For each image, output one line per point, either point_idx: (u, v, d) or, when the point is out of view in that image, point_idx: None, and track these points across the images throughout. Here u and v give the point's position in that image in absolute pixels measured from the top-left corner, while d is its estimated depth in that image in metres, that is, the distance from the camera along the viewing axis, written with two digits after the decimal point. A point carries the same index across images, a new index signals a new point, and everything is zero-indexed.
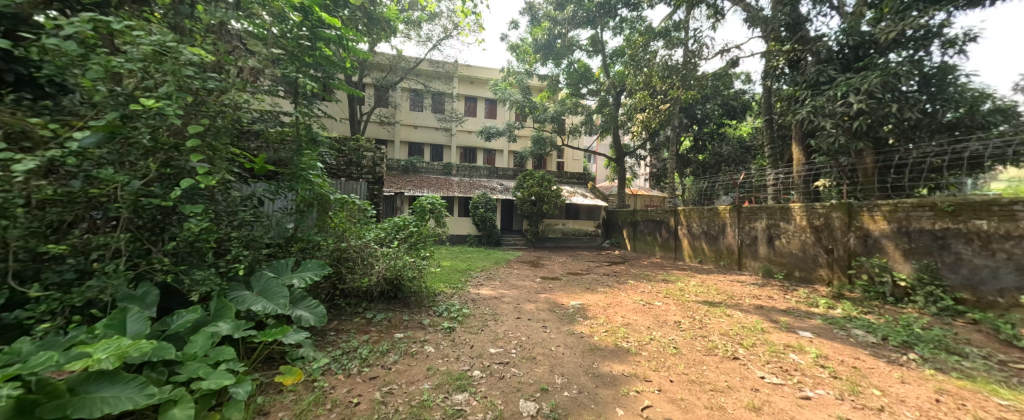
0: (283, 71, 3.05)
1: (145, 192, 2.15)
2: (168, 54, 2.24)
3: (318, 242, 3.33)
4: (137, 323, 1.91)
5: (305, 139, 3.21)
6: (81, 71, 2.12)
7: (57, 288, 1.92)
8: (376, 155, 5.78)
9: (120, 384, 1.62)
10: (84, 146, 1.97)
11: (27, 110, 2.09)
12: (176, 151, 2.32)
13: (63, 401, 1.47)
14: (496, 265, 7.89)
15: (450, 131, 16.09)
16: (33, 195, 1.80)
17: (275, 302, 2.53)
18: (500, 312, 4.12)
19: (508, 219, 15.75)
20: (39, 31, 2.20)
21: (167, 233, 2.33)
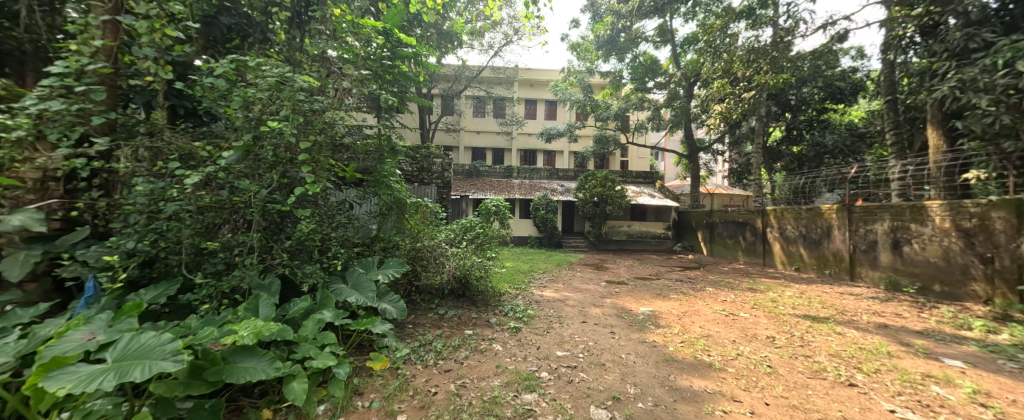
0: (369, 89, 3.41)
1: (270, 199, 2.59)
2: (287, 83, 2.67)
3: (397, 242, 3.65)
4: (267, 307, 2.30)
5: (387, 149, 3.55)
6: (226, 102, 2.64)
7: (212, 276, 2.42)
8: (444, 161, 6.17)
9: (256, 357, 1.97)
10: (229, 163, 2.46)
11: (192, 136, 2.67)
12: (291, 164, 2.75)
13: (220, 368, 1.85)
14: (559, 267, 7.84)
15: (511, 135, 16.46)
16: (196, 203, 2.32)
17: (365, 295, 2.85)
18: (565, 315, 4.08)
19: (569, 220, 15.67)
20: (199, 73, 2.79)
21: (284, 233, 2.77)
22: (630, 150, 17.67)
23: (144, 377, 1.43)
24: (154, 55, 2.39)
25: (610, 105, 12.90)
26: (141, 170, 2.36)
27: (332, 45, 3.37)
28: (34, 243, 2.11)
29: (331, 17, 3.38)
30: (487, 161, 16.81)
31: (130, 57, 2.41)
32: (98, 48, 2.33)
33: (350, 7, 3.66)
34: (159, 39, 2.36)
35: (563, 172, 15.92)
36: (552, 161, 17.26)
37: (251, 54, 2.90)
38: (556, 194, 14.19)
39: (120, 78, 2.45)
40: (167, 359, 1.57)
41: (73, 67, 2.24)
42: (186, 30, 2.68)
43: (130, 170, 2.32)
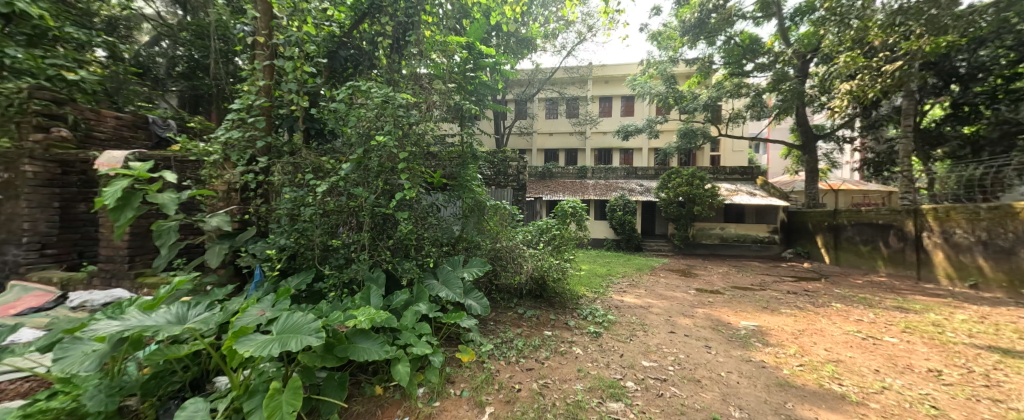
0: (454, 101, 3.68)
1: (376, 203, 2.96)
2: (390, 102, 3.03)
3: (478, 243, 3.81)
4: (377, 297, 2.66)
5: (469, 155, 3.78)
6: (344, 122, 3.12)
7: (335, 268, 2.89)
8: (521, 164, 6.33)
9: (371, 340, 2.30)
10: (347, 173, 2.90)
11: (320, 152, 3.23)
12: (391, 173, 3.09)
13: (345, 346, 2.21)
14: (638, 272, 7.38)
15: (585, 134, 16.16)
16: (325, 207, 2.81)
17: (454, 291, 3.08)
18: (650, 323, 3.82)
19: (650, 222, 14.73)
20: (325, 100, 3.38)
21: (386, 233, 3.13)
22: (723, 144, 15.77)
23: (298, 348, 1.79)
24: (297, 88, 2.98)
25: (698, 95, 11.70)
26: (287, 181, 2.94)
27: (427, 62, 3.69)
28: (224, 238, 2.82)
29: (424, 39, 3.74)
30: (560, 162, 16.87)
31: (282, 92, 3.06)
32: (261, 87, 3.00)
33: (438, 26, 4.01)
34: (299, 75, 2.94)
35: (640, 170, 14.97)
36: (629, 160, 16.41)
37: (362, 79, 3.38)
38: (634, 194, 13.40)
39: (274, 108, 3.11)
40: (312, 335, 1.93)
41: (246, 104, 2.93)
42: (317, 65, 3.26)
43: (280, 182, 2.92)
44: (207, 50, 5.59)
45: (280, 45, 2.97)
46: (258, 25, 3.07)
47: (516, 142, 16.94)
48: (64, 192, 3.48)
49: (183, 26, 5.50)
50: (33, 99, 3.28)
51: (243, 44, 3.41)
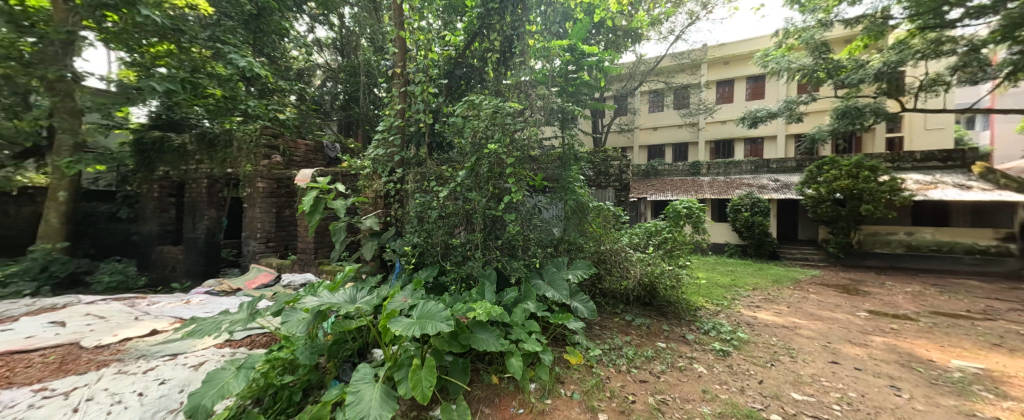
0: (555, 102, 3.69)
1: (488, 206, 3.18)
2: (500, 112, 3.20)
3: (581, 245, 3.66)
4: (491, 293, 2.87)
5: (572, 157, 3.69)
6: (460, 134, 3.47)
7: (454, 264, 3.23)
8: (624, 163, 5.96)
9: (488, 332, 2.49)
10: (462, 180, 3.19)
11: (441, 162, 3.63)
12: (499, 178, 3.29)
13: (466, 335, 2.45)
14: (775, 284, 6.16)
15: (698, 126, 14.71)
16: (447, 210, 3.19)
17: (560, 292, 3.08)
18: (798, 348, 3.14)
19: (792, 224, 12.81)
20: (445, 116, 3.81)
21: (496, 234, 3.34)
22: (907, 121, 12.38)
23: (432, 332, 2.07)
24: (423, 108, 3.48)
25: (867, 63, 9.15)
26: (417, 188, 3.42)
27: (530, 68, 3.75)
28: (373, 236, 3.45)
29: (527, 48, 3.76)
30: (666, 158, 15.74)
31: (413, 112, 3.59)
32: (399, 111, 3.58)
33: (541, 33, 4.06)
34: (425, 96, 3.42)
35: (774, 162, 12.55)
36: (757, 152, 14.29)
37: (473, 94, 3.67)
38: (766, 193, 11.22)
39: (407, 127, 3.65)
40: (442, 322, 2.20)
41: (387, 125, 3.57)
42: (439, 86, 3.71)
43: (412, 188, 3.41)
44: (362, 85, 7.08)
45: (414, 74, 3.49)
46: (396, 59, 3.69)
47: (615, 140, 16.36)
48: (278, 200, 4.81)
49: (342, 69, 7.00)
50: (263, 135, 4.67)
51: (384, 76, 4.12)
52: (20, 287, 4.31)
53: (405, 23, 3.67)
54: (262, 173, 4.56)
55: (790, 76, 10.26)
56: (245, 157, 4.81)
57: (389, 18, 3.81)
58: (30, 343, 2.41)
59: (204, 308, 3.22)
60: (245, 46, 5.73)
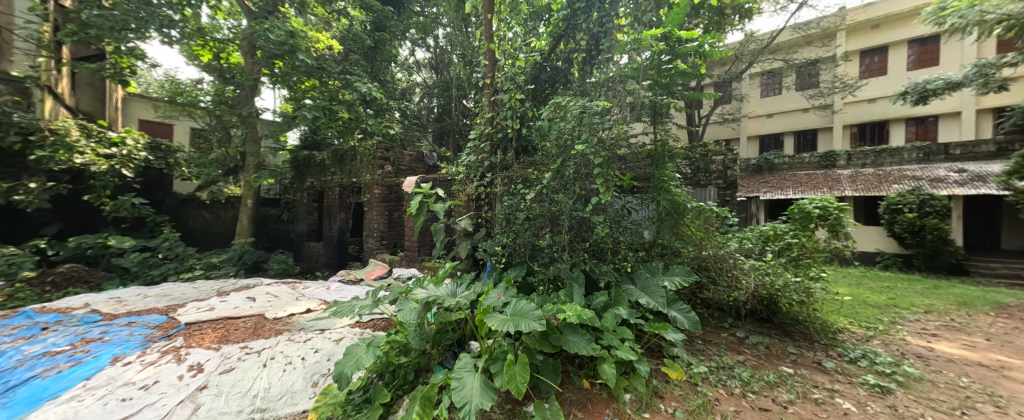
0: (649, 97, 3.19)
1: (574, 208, 3.10)
2: (587, 112, 3.00)
3: (678, 249, 3.30)
4: (579, 296, 2.79)
5: (665, 154, 3.28)
6: (546, 136, 3.44)
7: (541, 265, 3.27)
8: (728, 157, 5.09)
9: (578, 335, 2.45)
10: (548, 182, 3.15)
11: (528, 164, 3.69)
12: (586, 179, 3.16)
13: (557, 335, 2.45)
14: (963, 308, 4.63)
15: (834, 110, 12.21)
16: (534, 212, 3.23)
17: (655, 299, 2.79)
18: (1009, 397, 2.30)
19: (990, 231, 10.03)
20: (532, 120, 3.89)
21: (584, 236, 3.23)
22: None
23: (526, 330, 2.14)
24: (511, 114, 3.60)
25: None
26: (506, 191, 3.56)
27: (617, 65, 3.40)
28: (467, 237, 3.70)
29: (615, 43, 3.55)
30: (784, 150, 13.51)
31: (501, 119, 3.73)
32: (489, 119, 3.75)
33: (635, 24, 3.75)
34: (513, 102, 3.54)
35: (957, 147, 9.64)
36: (926, 133, 11.14)
37: (559, 96, 3.63)
38: (943, 188, 8.59)
39: (496, 133, 3.81)
40: (535, 321, 2.26)
41: (479, 133, 3.80)
42: (526, 90, 3.80)
43: (501, 191, 3.56)
44: (456, 98, 7.73)
45: (505, 83, 3.63)
46: (486, 70, 3.91)
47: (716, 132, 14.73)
48: (391, 204, 5.57)
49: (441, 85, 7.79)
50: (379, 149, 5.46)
51: (475, 87, 4.40)
52: (227, 269, 5.92)
53: (494, 35, 3.87)
54: (379, 181, 5.36)
55: (983, 30, 7.62)
56: (367, 168, 5.73)
57: (480, 32, 4.07)
58: (237, 312, 3.30)
59: (339, 293, 3.93)
60: (365, 76, 6.77)
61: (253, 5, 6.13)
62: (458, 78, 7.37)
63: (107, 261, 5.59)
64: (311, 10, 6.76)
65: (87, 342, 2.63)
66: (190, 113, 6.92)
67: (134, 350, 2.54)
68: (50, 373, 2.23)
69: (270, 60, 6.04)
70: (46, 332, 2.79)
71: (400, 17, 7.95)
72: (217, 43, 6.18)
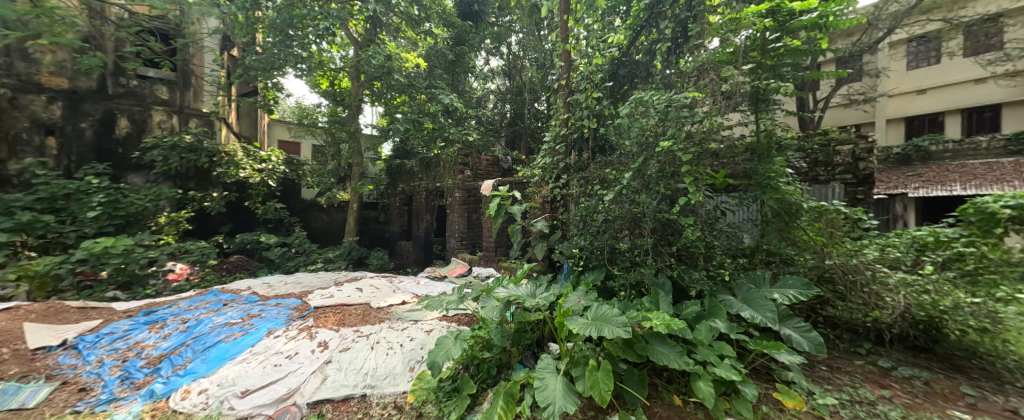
0: (752, 82, 2.66)
1: (659, 209, 2.86)
2: (674, 105, 2.72)
3: (791, 257, 2.80)
4: (665, 303, 2.54)
5: (771, 146, 2.74)
6: (624, 135, 3.21)
7: (623, 269, 3.11)
8: (860, 146, 4.06)
9: (667, 346, 2.25)
10: (628, 182, 2.97)
11: (605, 164, 3.54)
12: (672, 178, 2.88)
13: (642, 345, 2.29)
14: None
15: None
16: (613, 214, 3.09)
17: (762, 313, 2.38)
18: None
19: None
20: (610, 117, 3.75)
21: (671, 240, 2.95)
22: None
23: (612, 336, 2.07)
24: (588, 114, 3.51)
25: None
26: (582, 192, 3.48)
27: (710, 50, 3.05)
28: (542, 239, 3.71)
29: (707, 26, 3.19)
30: (944, 134, 10.71)
31: (577, 119, 3.64)
32: (563, 120, 3.72)
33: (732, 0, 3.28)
34: (590, 101, 3.44)
35: None
36: None
37: (641, 91, 3.41)
38: None
39: (571, 134, 3.72)
40: (619, 328, 2.16)
41: (554, 135, 3.76)
42: (604, 88, 3.66)
43: (577, 193, 3.50)
44: (530, 102, 7.92)
45: (582, 83, 3.56)
46: (562, 72, 3.89)
47: (840, 116, 12.00)
48: (470, 206, 5.92)
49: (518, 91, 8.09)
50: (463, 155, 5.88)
51: (549, 90, 4.41)
52: (338, 263, 6.98)
53: (570, 36, 3.84)
54: (460, 185, 5.78)
55: None
56: (449, 173, 6.20)
57: (555, 35, 4.08)
58: (350, 299, 3.87)
59: (428, 289, 4.30)
60: (447, 88, 7.36)
61: (359, 37, 7.19)
62: (533, 82, 7.53)
63: (258, 253, 7.09)
64: (403, 34, 7.63)
65: (251, 317, 3.37)
66: (312, 133, 8.36)
67: (281, 326, 3.16)
68: (230, 339, 2.93)
69: (371, 82, 7.01)
70: (226, 307, 3.67)
71: (477, 29, 8.45)
72: (333, 72, 7.41)
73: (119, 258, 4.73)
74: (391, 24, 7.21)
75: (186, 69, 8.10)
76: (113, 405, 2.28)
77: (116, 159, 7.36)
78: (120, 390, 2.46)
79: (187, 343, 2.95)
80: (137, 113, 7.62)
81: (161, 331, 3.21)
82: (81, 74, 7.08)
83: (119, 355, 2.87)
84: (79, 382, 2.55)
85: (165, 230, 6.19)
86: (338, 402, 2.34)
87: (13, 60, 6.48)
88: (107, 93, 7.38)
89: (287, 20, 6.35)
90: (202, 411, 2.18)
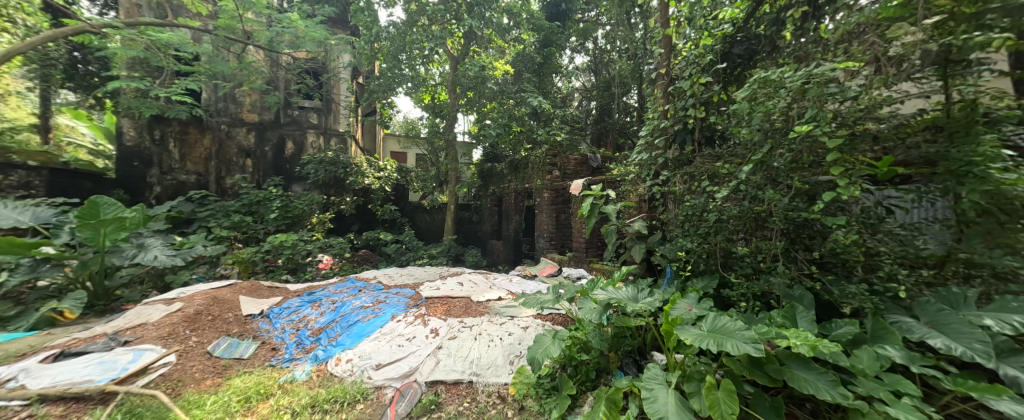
0: (937, 40, 1.96)
1: (792, 207, 2.35)
2: (814, 81, 2.20)
3: (1013, 272, 1.95)
4: (806, 321, 2.09)
5: (972, 121, 1.92)
6: (742, 123, 2.76)
7: (743, 277, 2.71)
8: None
9: (814, 372, 1.85)
10: (748, 176, 2.56)
11: (714, 157, 3.10)
12: (813, 168, 2.34)
13: (777, 366, 1.94)
14: None
15: None
16: (727, 213, 2.68)
17: (966, 344, 1.78)
18: None
19: None
20: (722, 104, 3.31)
21: (811, 244, 2.43)
22: None
23: (738, 353, 1.80)
24: (694, 102, 3.15)
25: None
26: (686, 190, 3.13)
27: (867, 7, 2.35)
28: (641, 241, 3.45)
29: None
30: None
31: (680, 108, 3.30)
32: (664, 111, 3.42)
33: None
34: (696, 88, 3.10)
35: None
36: None
37: (764, 69, 2.91)
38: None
39: (673, 126, 3.39)
40: (747, 344, 1.87)
41: (652, 129, 3.46)
42: (715, 71, 3.23)
43: (681, 190, 3.16)
44: (619, 96, 7.61)
45: (688, 68, 3.23)
46: (660, 60, 3.64)
47: None
48: (560, 206, 5.93)
49: (604, 85, 8.05)
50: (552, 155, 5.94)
51: (645, 81, 4.13)
52: (440, 259, 7.73)
53: (672, 19, 3.53)
54: (548, 186, 5.84)
55: None
56: (539, 174, 6.31)
57: (654, 21, 3.80)
58: (453, 292, 4.24)
59: (521, 287, 4.44)
60: (532, 90, 7.54)
61: (456, 52, 7.89)
62: (622, 74, 7.27)
63: (378, 248, 8.35)
64: (493, 44, 8.07)
65: (379, 302, 3.97)
66: (417, 142, 9.49)
67: (402, 311, 3.64)
68: (365, 319, 3.51)
69: (465, 92, 7.64)
70: (362, 293, 4.40)
71: (564, 28, 8.43)
72: (433, 87, 8.28)
73: (290, 249, 6.25)
74: (483, 37, 7.62)
75: (328, 98, 10.05)
76: (293, 363, 2.97)
77: (286, 173, 9.53)
78: (296, 353, 3.15)
79: (337, 320, 3.64)
80: (298, 136, 9.73)
81: (319, 308, 4.04)
82: (264, 110, 9.43)
83: (294, 325, 3.71)
84: (271, 343, 3.37)
85: (315, 228, 7.78)
86: (450, 385, 2.58)
87: (229, 105, 9.03)
88: (278, 122, 9.63)
89: (399, 47, 7.35)
90: (350, 377, 2.65)
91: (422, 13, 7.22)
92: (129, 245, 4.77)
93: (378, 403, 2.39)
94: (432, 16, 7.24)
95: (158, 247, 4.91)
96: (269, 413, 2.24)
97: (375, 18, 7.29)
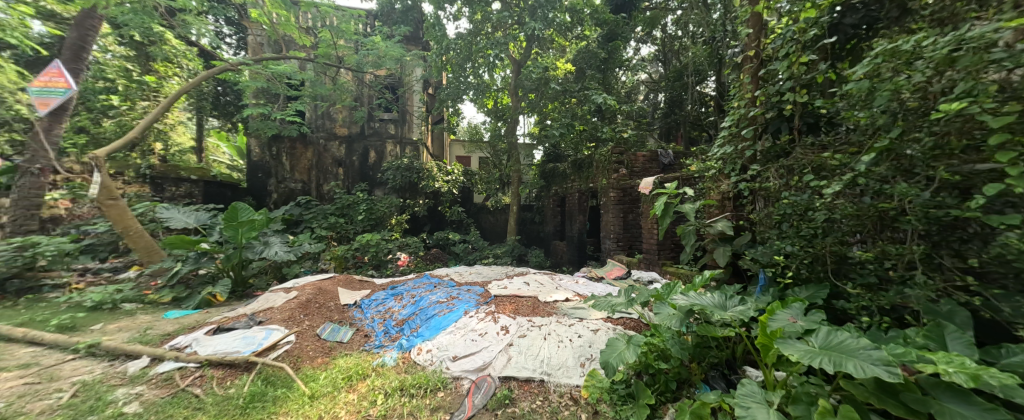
0: None
1: (936, 203, 1.89)
2: (968, 46, 1.75)
3: None
4: (962, 344, 1.69)
5: None
6: (855, 105, 2.34)
7: (864, 288, 2.29)
8: None
9: (977, 408, 1.47)
10: (868, 166, 2.16)
11: (820, 146, 2.68)
12: (969, 154, 1.85)
13: (919, 397, 1.59)
14: None
15: None
16: (838, 211, 2.29)
17: None
18: None
19: None
20: (829, 85, 2.84)
21: (966, 249, 1.92)
22: None
23: (862, 375, 1.53)
24: (792, 85, 2.76)
25: None
26: (784, 185, 2.76)
27: None
28: (725, 243, 3.14)
29: None
30: None
31: (773, 93, 2.91)
32: (752, 98, 3.07)
33: None
34: (795, 68, 2.71)
35: None
36: None
37: (890, 37, 2.42)
38: None
39: (764, 114, 3.01)
40: (877, 366, 1.57)
41: (736, 119, 3.13)
42: (820, 48, 2.79)
43: (777, 186, 2.79)
44: (693, 84, 7.03)
45: (785, 46, 2.83)
46: (748, 41, 3.26)
47: None
48: (627, 205, 5.69)
49: (677, 74, 7.45)
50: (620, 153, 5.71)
51: (728, 66, 3.74)
52: (505, 259, 7.93)
53: None
54: (615, 185, 5.63)
55: None
56: (604, 173, 6.12)
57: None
58: (521, 292, 4.32)
59: (589, 289, 4.36)
60: (596, 87, 7.35)
61: (518, 56, 8.05)
62: (698, 60, 6.65)
63: (448, 247, 8.87)
64: (555, 44, 8.05)
65: (453, 298, 4.22)
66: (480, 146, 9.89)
67: (474, 308, 3.81)
68: (441, 313, 3.76)
69: (527, 94, 7.76)
70: (437, 288, 4.72)
71: (629, 19, 8.02)
72: (496, 93, 8.55)
73: (374, 247, 7.00)
74: (545, 38, 7.65)
75: (402, 110, 10.98)
76: (382, 349, 3.31)
77: (369, 179, 10.65)
78: (384, 340, 3.51)
79: (416, 313, 3.96)
80: (378, 146, 10.80)
81: (401, 301, 4.44)
82: (352, 124, 10.69)
83: (381, 315, 4.13)
84: (364, 330, 3.80)
85: (393, 228, 8.58)
86: (522, 381, 2.63)
87: (324, 122, 10.42)
88: (361, 134, 10.79)
89: (465, 57, 7.77)
90: (431, 366, 2.86)
91: (487, 21, 7.50)
92: (258, 242, 5.79)
93: (456, 392, 2.55)
94: (496, 23, 7.49)
95: (278, 244, 5.87)
96: (366, 392, 2.54)
97: (445, 32, 7.80)
